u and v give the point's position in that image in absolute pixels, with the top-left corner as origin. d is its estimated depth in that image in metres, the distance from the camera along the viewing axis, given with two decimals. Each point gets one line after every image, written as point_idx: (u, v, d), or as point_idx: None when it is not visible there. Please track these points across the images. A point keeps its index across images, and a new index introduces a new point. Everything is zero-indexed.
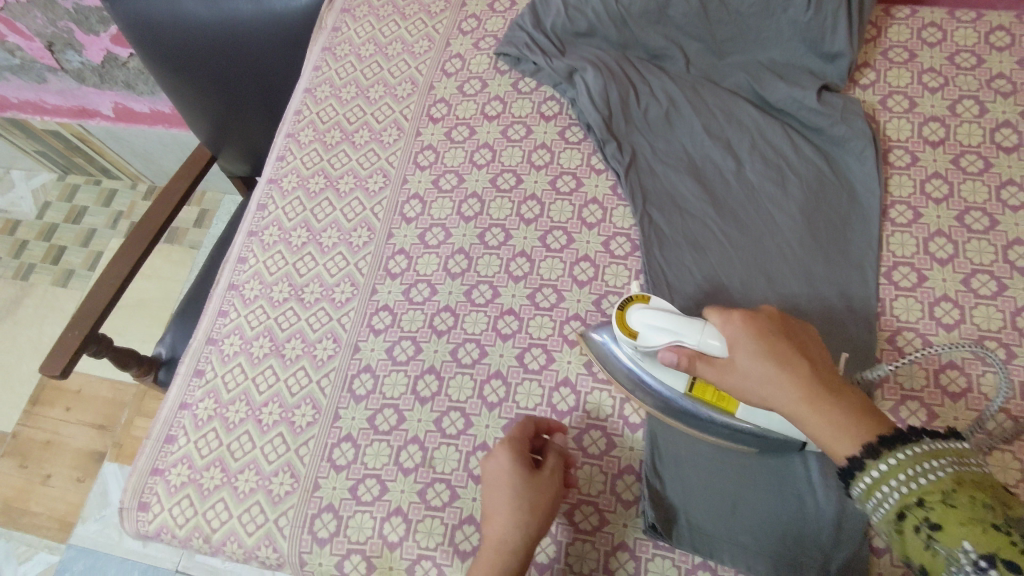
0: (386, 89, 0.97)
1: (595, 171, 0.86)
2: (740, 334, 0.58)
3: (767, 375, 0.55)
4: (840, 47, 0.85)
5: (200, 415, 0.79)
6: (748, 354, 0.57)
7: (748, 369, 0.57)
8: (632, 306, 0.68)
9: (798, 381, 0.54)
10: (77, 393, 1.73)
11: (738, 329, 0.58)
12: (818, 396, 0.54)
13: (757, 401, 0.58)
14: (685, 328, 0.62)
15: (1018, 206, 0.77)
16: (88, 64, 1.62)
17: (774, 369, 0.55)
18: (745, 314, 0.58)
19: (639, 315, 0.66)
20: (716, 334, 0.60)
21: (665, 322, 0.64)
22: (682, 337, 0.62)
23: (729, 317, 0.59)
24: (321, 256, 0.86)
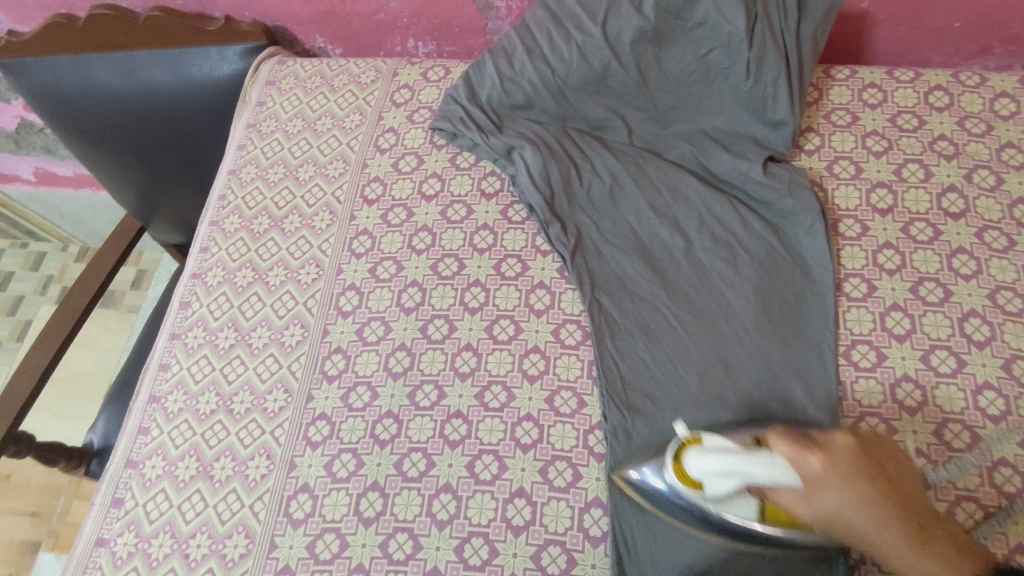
0: (316, 168, 0.92)
1: (541, 253, 0.82)
2: (831, 476, 0.54)
3: (875, 521, 0.54)
4: (783, 114, 0.81)
5: (119, 553, 0.71)
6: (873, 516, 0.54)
7: (847, 508, 0.54)
8: (688, 452, 0.62)
9: (904, 535, 0.55)
10: (7, 479, 1.59)
11: (830, 476, 0.54)
12: (895, 523, 0.54)
13: (849, 539, 0.56)
14: (751, 469, 0.56)
15: (970, 275, 0.75)
16: (1, 131, 1.51)
17: (877, 524, 0.54)
18: (828, 458, 0.55)
19: (697, 458, 0.60)
20: (789, 467, 0.55)
21: (726, 466, 0.58)
22: (751, 476, 0.56)
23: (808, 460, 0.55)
24: (251, 360, 0.80)
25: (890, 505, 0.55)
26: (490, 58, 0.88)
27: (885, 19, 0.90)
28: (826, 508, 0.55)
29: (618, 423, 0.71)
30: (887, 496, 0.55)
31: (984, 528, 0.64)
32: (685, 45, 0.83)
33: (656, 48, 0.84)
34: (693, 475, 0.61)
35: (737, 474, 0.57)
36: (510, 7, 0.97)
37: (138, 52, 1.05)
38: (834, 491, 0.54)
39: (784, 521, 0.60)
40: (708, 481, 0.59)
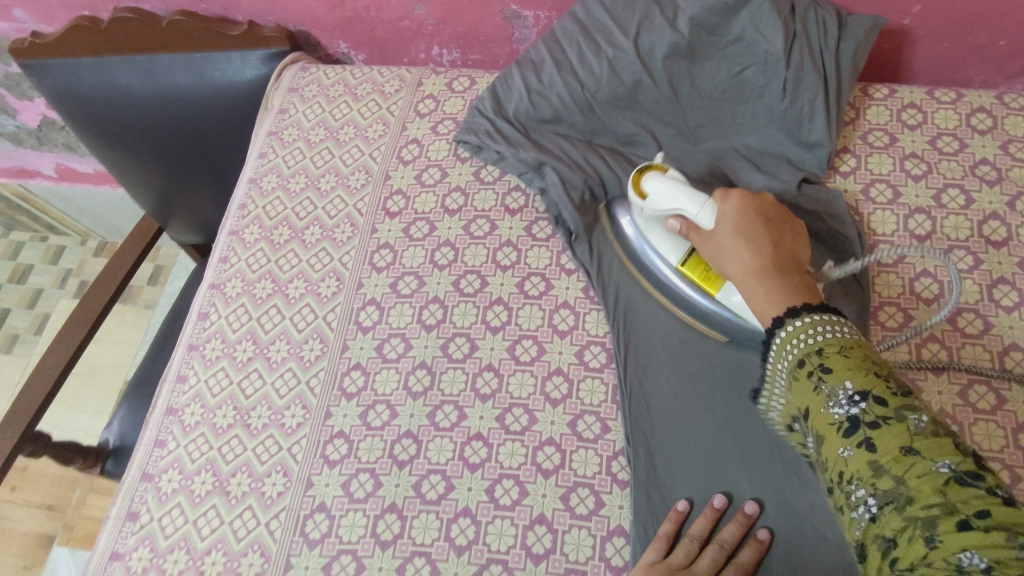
0: (338, 179, 0.91)
1: (565, 271, 0.80)
2: (733, 213, 0.64)
3: (743, 255, 0.61)
4: (819, 136, 0.79)
5: (134, 567, 0.71)
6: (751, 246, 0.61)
7: (727, 245, 0.63)
8: (650, 171, 0.73)
9: (761, 260, 0.60)
10: (23, 471, 1.59)
11: (733, 215, 0.64)
12: (766, 266, 0.59)
13: (720, 264, 0.64)
14: (689, 200, 0.68)
15: (1012, 306, 0.72)
16: (24, 128, 1.52)
17: (748, 245, 0.61)
18: (740, 203, 0.64)
19: (653, 178, 0.71)
20: (716, 205, 0.66)
21: (672, 191, 0.69)
22: (685, 207, 0.68)
23: (730, 196, 0.65)
24: (269, 374, 0.79)
25: (771, 254, 0.60)
26: (518, 70, 0.87)
27: (925, 37, 0.87)
28: (715, 249, 0.65)
29: (641, 447, 0.69)
30: (772, 241, 0.62)
31: None
32: (719, 61, 0.81)
33: (688, 64, 0.82)
34: (643, 194, 0.73)
35: (675, 204, 0.69)
36: (538, 17, 0.95)
37: (161, 56, 1.05)
38: (725, 227, 0.64)
39: (698, 275, 0.72)
40: (649, 201, 0.72)
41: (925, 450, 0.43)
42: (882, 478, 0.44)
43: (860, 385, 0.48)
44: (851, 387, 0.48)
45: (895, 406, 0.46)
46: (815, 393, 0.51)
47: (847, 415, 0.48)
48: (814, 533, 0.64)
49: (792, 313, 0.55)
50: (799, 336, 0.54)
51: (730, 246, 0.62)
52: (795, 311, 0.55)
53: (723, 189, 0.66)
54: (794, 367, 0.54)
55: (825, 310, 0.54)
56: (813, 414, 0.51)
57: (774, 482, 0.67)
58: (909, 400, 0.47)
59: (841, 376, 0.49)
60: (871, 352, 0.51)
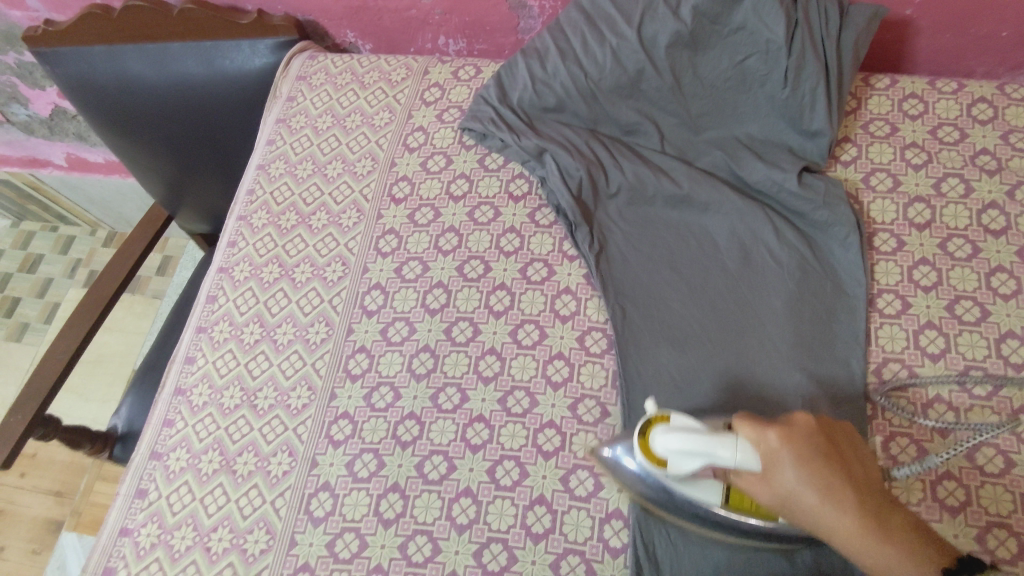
0: (344, 165, 0.92)
1: (567, 258, 0.81)
2: (786, 455, 0.52)
3: (837, 524, 0.51)
4: (820, 124, 0.79)
5: (142, 543, 0.72)
6: (829, 501, 0.51)
7: (800, 490, 0.51)
8: (654, 428, 0.60)
9: (849, 508, 0.51)
10: (33, 457, 1.62)
11: (790, 460, 0.52)
12: (870, 525, 0.50)
13: (799, 522, 0.53)
14: (716, 447, 0.54)
15: (1009, 294, 0.73)
16: (36, 117, 1.54)
17: (824, 500, 0.51)
18: (785, 434, 0.53)
19: (661, 436, 0.58)
20: (753, 450, 0.53)
21: (690, 443, 0.56)
22: (714, 459, 0.55)
23: (767, 435, 0.53)
24: (276, 356, 0.80)
25: (846, 493, 0.51)
26: (523, 59, 0.88)
27: (928, 27, 0.87)
28: (780, 498, 0.53)
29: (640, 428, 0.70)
30: (842, 481, 0.52)
31: (1018, 556, 0.62)
32: (722, 51, 0.82)
33: (691, 53, 0.82)
34: (663, 463, 0.60)
35: (702, 456, 0.55)
36: (543, 7, 0.96)
37: (172, 45, 1.07)
38: (785, 484, 0.52)
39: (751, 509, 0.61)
40: (674, 466, 0.58)
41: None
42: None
43: None
44: None
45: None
46: None
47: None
48: None
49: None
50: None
51: (809, 498, 0.51)
52: None
53: (752, 422, 0.54)
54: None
55: (975, 566, 0.48)
56: None
57: None
58: None
59: None
60: None
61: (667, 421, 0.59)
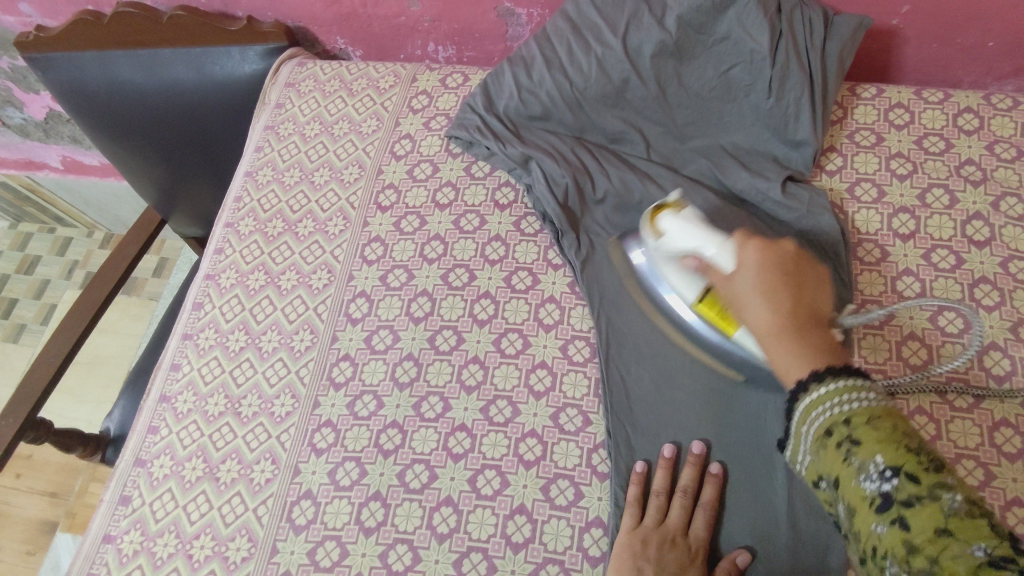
0: (331, 173, 0.92)
1: (552, 266, 0.81)
2: (753, 260, 0.62)
3: (761, 317, 0.59)
4: (804, 134, 0.79)
5: (125, 550, 0.73)
6: (766, 304, 0.59)
7: (751, 298, 0.60)
8: (664, 214, 0.72)
9: (780, 314, 0.58)
10: (28, 459, 1.62)
11: (753, 267, 0.61)
12: (788, 331, 0.57)
13: (743, 320, 0.61)
14: (709, 241, 0.67)
15: (992, 306, 0.73)
16: (31, 121, 1.54)
17: (766, 303, 0.59)
18: (764, 248, 0.62)
19: (668, 217, 0.71)
20: (736, 251, 0.64)
21: (691, 233, 0.68)
22: (703, 247, 0.67)
23: (749, 244, 0.63)
24: (260, 363, 0.80)
25: (787, 303, 0.58)
26: (509, 68, 0.88)
27: (915, 37, 0.87)
28: (735, 295, 0.62)
29: (621, 438, 0.70)
30: (792, 297, 0.59)
31: None
32: (707, 60, 0.82)
33: (676, 62, 0.82)
34: (658, 231, 0.73)
35: (691, 243, 0.68)
36: (531, 15, 0.96)
37: (162, 50, 1.07)
38: (744, 280, 0.61)
39: (713, 317, 0.69)
40: (668, 240, 0.71)
41: (962, 531, 0.41)
42: (918, 559, 0.42)
43: (891, 458, 0.46)
44: (882, 462, 0.46)
45: (929, 484, 0.44)
46: (843, 462, 0.49)
47: (879, 491, 0.46)
48: (789, 519, 0.65)
49: (808, 382, 0.53)
50: (816, 406, 0.52)
51: (752, 299, 0.60)
52: (818, 375, 0.52)
53: (745, 232, 0.65)
54: (819, 432, 0.51)
55: (851, 373, 0.52)
56: (845, 485, 0.48)
57: (749, 473, 0.68)
58: (942, 477, 0.44)
59: (872, 451, 0.47)
60: (895, 418, 0.48)
61: (677, 209, 0.72)
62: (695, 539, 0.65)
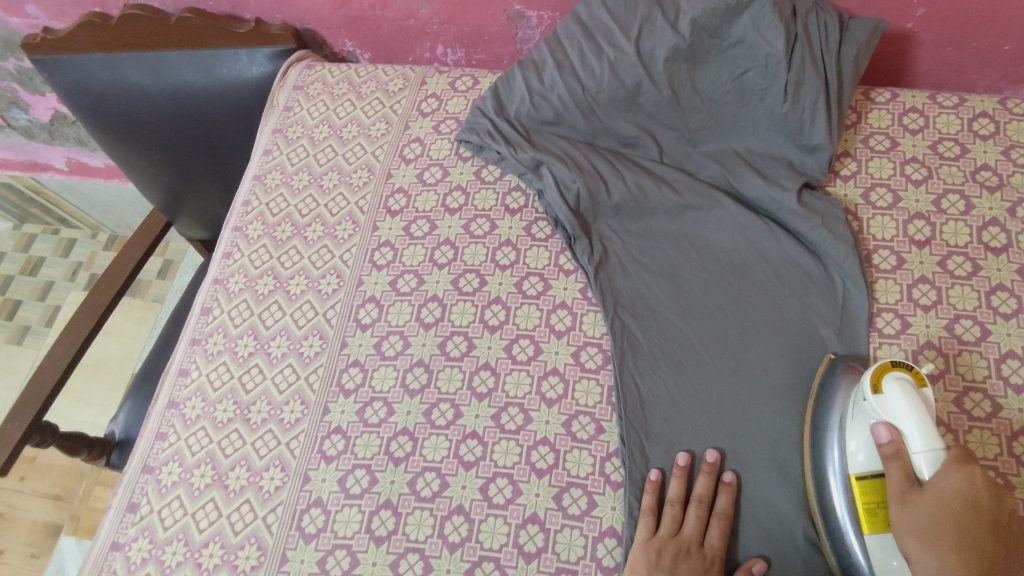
0: (340, 176, 0.91)
1: (564, 272, 0.81)
2: (956, 498, 0.55)
3: (941, 570, 0.54)
4: (819, 139, 0.78)
5: (133, 558, 0.72)
6: (959, 563, 0.54)
7: (943, 564, 0.54)
8: (893, 380, 0.60)
9: None
10: (32, 461, 1.62)
11: (960, 508, 0.55)
12: None
13: (916, 544, 0.55)
14: (927, 447, 0.56)
15: (1010, 314, 0.72)
16: (36, 122, 1.54)
17: (956, 566, 0.54)
18: (978, 498, 0.55)
19: (903, 385, 0.59)
20: (951, 481, 0.55)
21: (916, 449, 0.57)
22: (917, 454, 0.57)
23: (973, 491, 0.55)
24: (270, 369, 0.80)
25: (975, 562, 0.54)
26: (520, 71, 0.87)
27: (929, 41, 0.87)
28: (909, 523, 0.56)
29: (636, 445, 0.70)
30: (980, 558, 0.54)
31: None
32: (721, 64, 0.81)
33: (690, 66, 0.81)
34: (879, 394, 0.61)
35: (907, 428, 0.57)
36: (541, 18, 0.96)
37: (168, 53, 1.06)
38: (934, 508, 0.55)
39: (865, 505, 0.60)
40: (885, 407, 0.59)
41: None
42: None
43: None
44: None
45: None
46: None
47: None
48: (804, 529, 0.65)
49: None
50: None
51: (947, 560, 0.54)
52: None
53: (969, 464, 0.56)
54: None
55: None
56: None
57: (765, 483, 0.67)
58: None
59: None
60: None
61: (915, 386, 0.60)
62: (711, 548, 0.64)
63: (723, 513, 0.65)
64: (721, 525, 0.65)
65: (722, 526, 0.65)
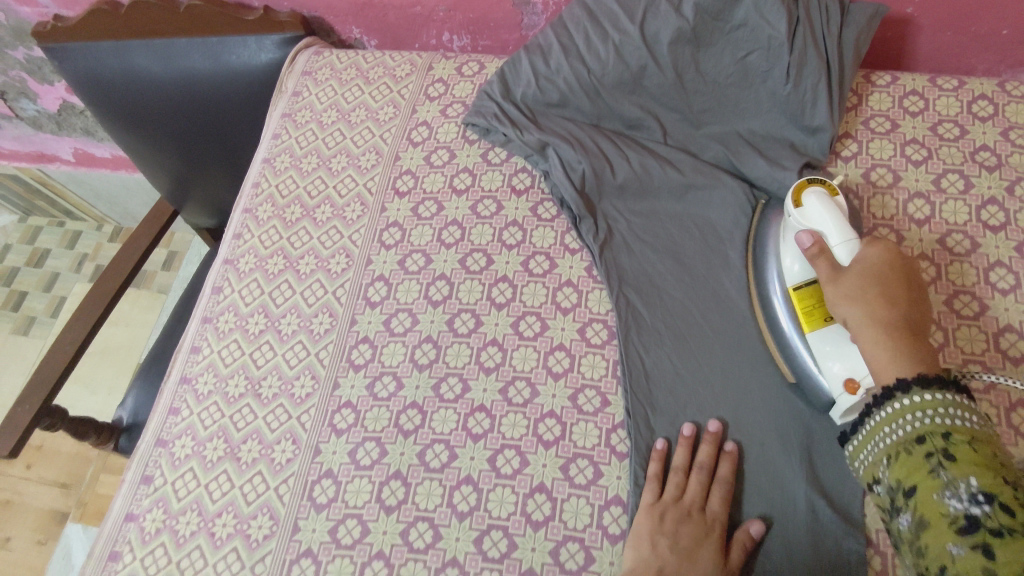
0: (349, 159, 0.93)
1: (570, 251, 0.82)
2: (875, 264, 0.62)
3: (866, 315, 0.59)
4: (821, 120, 0.80)
5: (148, 529, 0.74)
6: (877, 297, 0.60)
7: (857, 300, 0.60)
8: (811, 193, 0.70)
9: (891, 318, 0.59)
10: (39, 449, 1.63)
11: (874, 267, 0.62)
12: (893, 329, 0.58)
13: (840, 304, 0.62)
14: (841, 228, 0.65)
15: (1008, 289, 0.73)
16: (44, 112, 1.55)
17: (876, 307, 0.59)
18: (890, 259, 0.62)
19: (817, 192, 0.69)
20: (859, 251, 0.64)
21: (828, 220, 0.66)
22: (832, 237, 0.65)
23: (882, 251, 0.63)
24: (280, 345, 0.81)
25: (901, 310, 0.60)
26: (526, 55, 0.89)
27: (928, 25, 0.88)
28: (838, 290, 0.62)
29: (641, 418, 0.71)
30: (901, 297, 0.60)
31: None
32: (724, 47, 0.82)
33: (694, 49, 0.83)
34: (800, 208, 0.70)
35: (821, 227, 0.66)
36: (546, 4, 0.97)
37: (179, 40, 1.08)
38: (857, 276, 0.62)
39: (806, 308, 0.68)
40: (804, 216, 0.68)
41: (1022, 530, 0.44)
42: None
43: (985, 485, 0.47)
44: (975, 485, 0.47)
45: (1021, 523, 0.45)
46: (928, 473, 0.50)
47: (965, 512, 0.47)
48: (807, 499, 0.66)
49: (910, 384, 0.54)
50: (908, 413, 0.53)
51: (862, 307, 0.60)
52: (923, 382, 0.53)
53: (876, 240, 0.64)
54: (910, 440, 0.52)
55: (954, 392, 0.53)
56: (919, 496, 0.49)
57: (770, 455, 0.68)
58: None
59: (966, 472, 0.48)
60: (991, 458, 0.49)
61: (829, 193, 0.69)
62: (713, 514, 0.65)
63: (723, 480, 0.67)
64: (721, 491, 0.67)
65: (721, 492, 0.66)
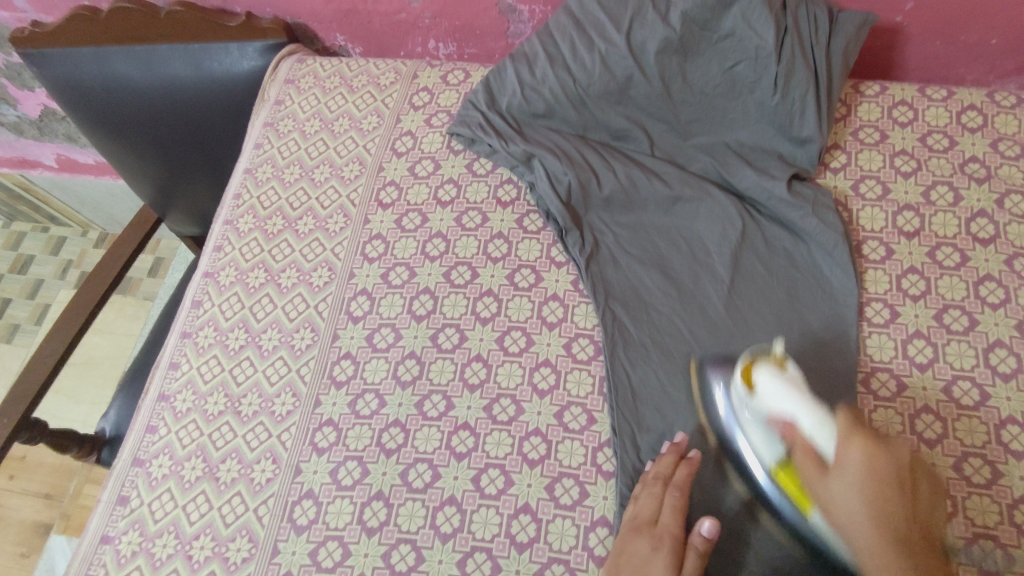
0: (332, 169, 0.91)
1: (556, 264, 0.81)
2: (862, 466, 0.56)
3: (866, 517, 0.54)
4: (809, 131, 0.79)
5: (124, 551, 0.72)
6: (870, 501, 0.55)
7: (853, 505, 0.55)
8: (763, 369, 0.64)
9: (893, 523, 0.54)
10: (22, 460, 1.60)
11: (859, 472, 0.56)
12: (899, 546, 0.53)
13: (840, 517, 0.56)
14: (808, 412, 0.60)
15: (998, 303, 0.73)
16: (25, 118, 1.53)
17: (873, 511, 0.54)
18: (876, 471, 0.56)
19: (770, 376, 0.63)
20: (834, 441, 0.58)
21: (790, 404, 0.61)
22: (800, 420, 0.60)
23: (861, 446, 0.57)
24: (261, 362, 0.80)
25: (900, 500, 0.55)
26: (511, 65, 0.87)
27: (918, 35, 0.87)
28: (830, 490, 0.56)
29: (627, 435, 0.70)
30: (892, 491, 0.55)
31: (1005, 567, 0.62)
32: (711, 57, 0.81)
33: (681, 59, 0.82)
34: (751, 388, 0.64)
35: (788, 411, 0.61)
36: (533, 11, 0.96)
37: (160, 47, 1.06)
38: (848, 485, 0.56)
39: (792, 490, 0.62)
40: (759, 401, 0.63)
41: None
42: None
43: None
44: None
45: None
46: None
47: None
48: None
49: None
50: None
51: (858, 508, 0.55)
52: None
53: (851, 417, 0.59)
54: None
55: None
56: None
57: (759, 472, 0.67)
58: None
59: None
60: None
61: (778, 366, 0.64)
62: (666, 524, 0.64)
63: (679, 488, 0.65)
64: (676, 500, 0.65)
65: (677, 501, 0.65)
